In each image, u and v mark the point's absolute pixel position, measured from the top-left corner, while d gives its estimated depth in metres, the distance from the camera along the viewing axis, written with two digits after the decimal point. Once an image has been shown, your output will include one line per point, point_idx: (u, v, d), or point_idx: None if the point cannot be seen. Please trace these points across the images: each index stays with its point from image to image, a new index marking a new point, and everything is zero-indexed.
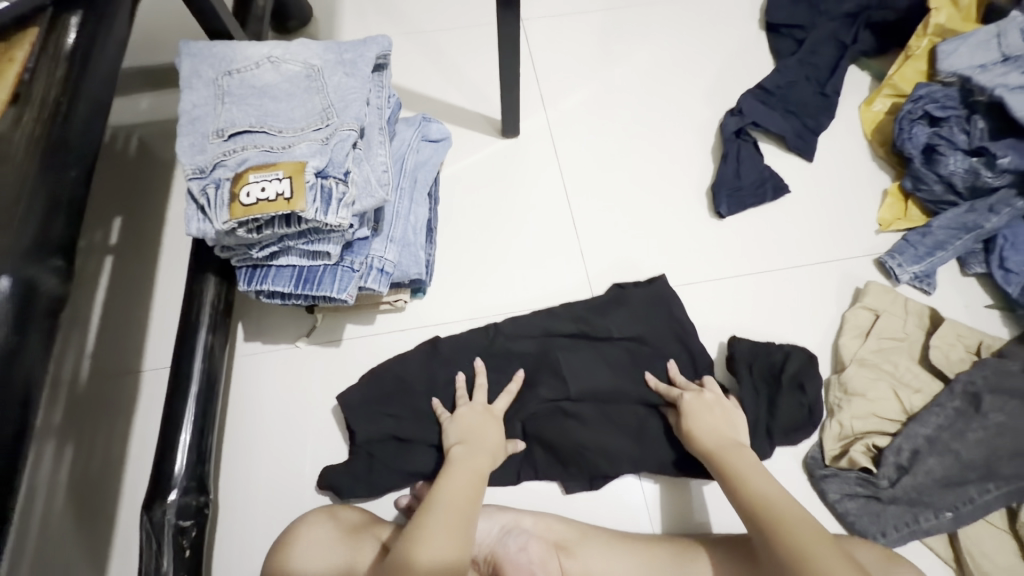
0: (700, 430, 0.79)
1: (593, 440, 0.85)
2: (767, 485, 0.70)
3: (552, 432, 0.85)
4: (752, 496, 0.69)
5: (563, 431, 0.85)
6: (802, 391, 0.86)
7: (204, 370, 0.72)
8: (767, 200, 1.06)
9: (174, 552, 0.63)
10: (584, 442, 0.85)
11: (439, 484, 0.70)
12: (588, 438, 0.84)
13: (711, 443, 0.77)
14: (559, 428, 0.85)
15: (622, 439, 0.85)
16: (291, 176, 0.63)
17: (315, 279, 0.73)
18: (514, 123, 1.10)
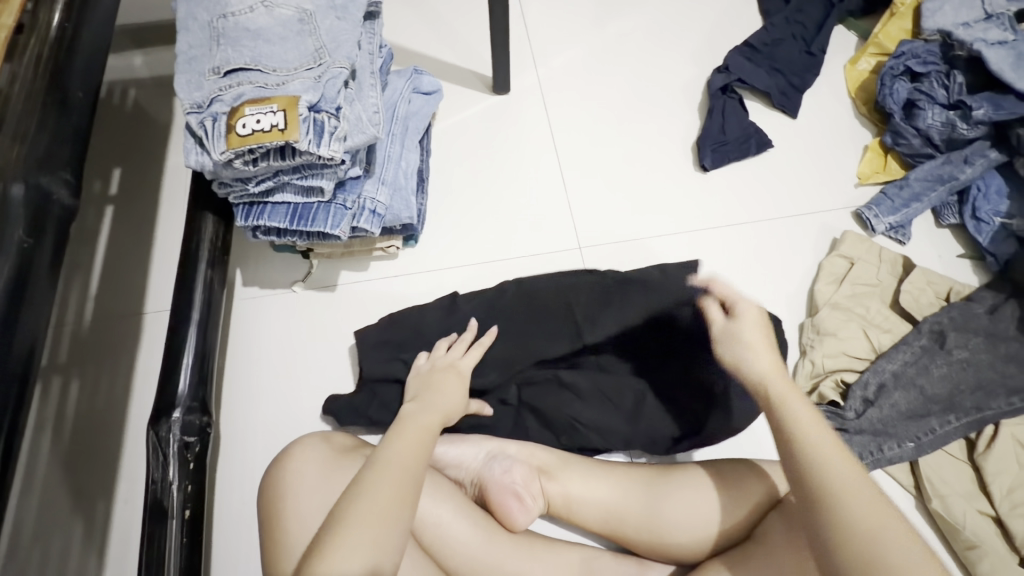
0: (751, 362, 0.67)
1: (587, 415, 0.84)
2: (823, 440, 0.59)
3: (545, 402, 0.85)
4: (806, 449, 0.58)
5: (559, 404, 0.85)
6: None
7: (204, 301, 0.76)
8: (750, 154, 1.09)
9: (179, 464, 0.67)
10: (576, 415, 0.84)
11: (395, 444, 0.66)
12: (581, 413, 0.84)
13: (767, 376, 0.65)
14: (554, 400, 0.85)
15: (616, 415, 0.85)
16: (285, 109, 0.66)
17: (310, 215, 0.76)
18: (505, 79, 1.12)
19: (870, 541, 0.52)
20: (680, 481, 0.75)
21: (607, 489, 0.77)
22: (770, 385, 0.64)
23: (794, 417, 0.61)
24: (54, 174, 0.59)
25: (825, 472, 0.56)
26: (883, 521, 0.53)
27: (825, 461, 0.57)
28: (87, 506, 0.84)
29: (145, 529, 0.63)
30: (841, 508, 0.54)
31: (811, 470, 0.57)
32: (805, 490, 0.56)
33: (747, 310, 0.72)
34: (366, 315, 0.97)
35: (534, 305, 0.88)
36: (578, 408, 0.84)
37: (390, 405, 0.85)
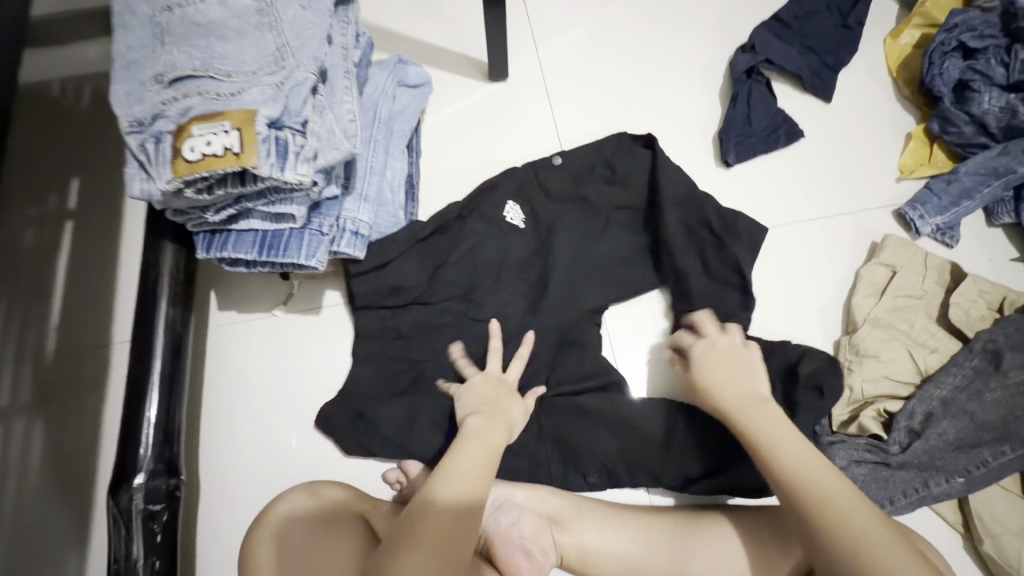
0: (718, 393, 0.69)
1: (613, 444, 0.76)
2: (806, 458, 0.61)
3: (569, 434, 0.76)
4: (788, 468, 0.60)
5: (585, 433, 0.76)
6: (819, 395, 0.75)
7: (169, 345, 0.67)
8: (779, 147, 0.97)
9: (145, 537, 0.60)
10: (602, 448, 0.76)
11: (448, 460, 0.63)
12: (605, 443, 0.76)
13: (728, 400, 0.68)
14: (576, 430, 0.76)
15: (646, 447, 0.75)
16: (240, 127, 0.55)
17: (281, 244, 0.66)
18: (502, 65, 1.00)
19: (876, 549, 0.53)
20: (706, 535, 0.68)
21: (626, 541, 0.70)
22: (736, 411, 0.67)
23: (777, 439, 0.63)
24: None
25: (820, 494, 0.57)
26: (860, 520, 0.55)
27: (818, 484, 0.58)
28: (62, 560, 0.78)
29: None
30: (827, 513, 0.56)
31: (796, 487, 0.58)
32: (795, 502, 0.58)
33: (703, 349, 0.75)
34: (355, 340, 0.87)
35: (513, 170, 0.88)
36: (605, 439, 0.76)
37: (382, 446, 0.77)
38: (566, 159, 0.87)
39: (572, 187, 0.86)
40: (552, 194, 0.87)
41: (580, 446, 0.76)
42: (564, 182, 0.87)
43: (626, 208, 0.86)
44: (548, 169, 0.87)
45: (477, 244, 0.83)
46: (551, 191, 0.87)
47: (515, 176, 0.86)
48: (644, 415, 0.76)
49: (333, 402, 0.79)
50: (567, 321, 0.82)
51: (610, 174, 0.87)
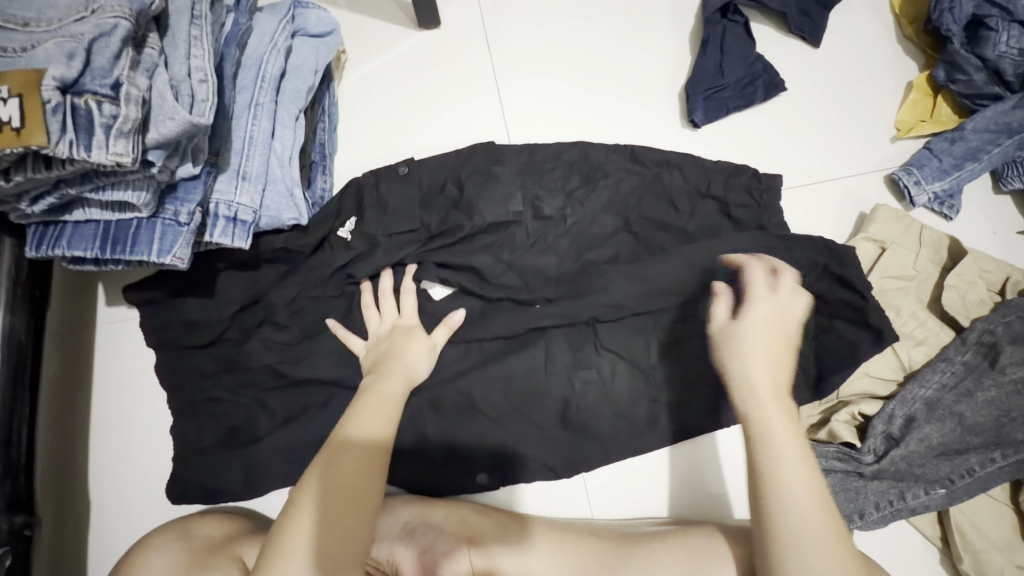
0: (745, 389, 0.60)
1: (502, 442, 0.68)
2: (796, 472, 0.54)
3: (452, 437, 0.68)
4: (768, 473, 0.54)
5: (467, 432, 0.68)
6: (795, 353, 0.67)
7: (8, 358, 0.56)
8: (756, 102, 0.82)
9: None
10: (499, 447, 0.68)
11: (348, 418, 0.60)
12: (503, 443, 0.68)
13: (756, 380, 0.59)
14: (462, 434, 0.68)
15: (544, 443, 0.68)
16: (20, 93, 0.42)
17: (127, 238, 0.54)
18: (431, 9, 0.84)
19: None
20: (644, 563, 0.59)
21: (553, 567, 0.61)
22: (756, 394, 0.59)
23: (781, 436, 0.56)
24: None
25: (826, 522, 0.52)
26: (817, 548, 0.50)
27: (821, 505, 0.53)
28: None
29: None
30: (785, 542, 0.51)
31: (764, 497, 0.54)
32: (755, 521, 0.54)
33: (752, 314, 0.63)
34: None
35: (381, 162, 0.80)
36: (482, 425, 0.68)
37: (282, 462, 0.67)
38: (411, 171, 0.74)
39: (414, 205, 0.73)
40: (386, 212, 0.72)
41: (464, 444, 0.68)
42: (401, 197, 0.72)
43: (564, 172, 0.73)
44: (392, 179, 0.74)
45: (379, 234, 0.72)
46: (388, 205, 0.72)
47: (352, 188, 0.74)
48: (543, 407, 0.68)
49: (229, 412, 0.69)
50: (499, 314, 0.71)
51: (458, 196, 0.72)
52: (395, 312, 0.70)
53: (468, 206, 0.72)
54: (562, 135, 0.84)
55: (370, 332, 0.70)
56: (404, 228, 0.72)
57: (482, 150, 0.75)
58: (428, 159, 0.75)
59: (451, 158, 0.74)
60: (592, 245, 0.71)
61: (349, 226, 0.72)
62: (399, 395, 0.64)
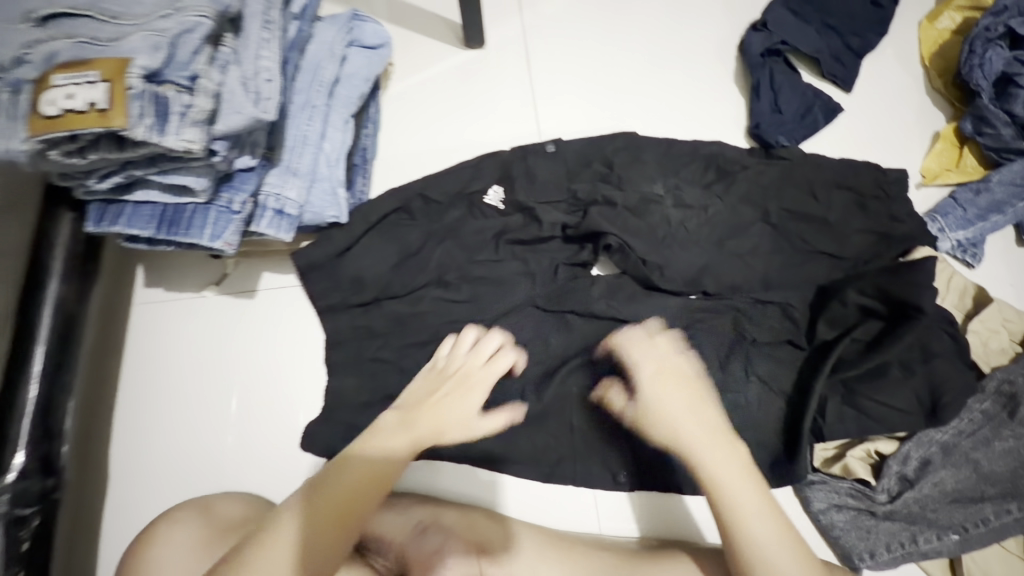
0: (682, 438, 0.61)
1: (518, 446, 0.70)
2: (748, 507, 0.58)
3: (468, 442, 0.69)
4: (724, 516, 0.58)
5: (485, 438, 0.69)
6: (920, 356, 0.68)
7: (55, 324, 0.59)
8: (820, 128, 0.86)
9: (8, 545, 0.53)
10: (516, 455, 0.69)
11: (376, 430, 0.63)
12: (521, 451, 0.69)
13: (672, 429, 0.62)
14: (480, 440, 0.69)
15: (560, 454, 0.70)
16: (108, 78, 0.45)
17: (182, 221, 0.58)
18: (478, 30, 0.89)
19: None
20: None
21: None
22: (676, 436, 0.62)
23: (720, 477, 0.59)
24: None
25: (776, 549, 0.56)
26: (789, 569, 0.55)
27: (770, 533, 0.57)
28: None
29: None
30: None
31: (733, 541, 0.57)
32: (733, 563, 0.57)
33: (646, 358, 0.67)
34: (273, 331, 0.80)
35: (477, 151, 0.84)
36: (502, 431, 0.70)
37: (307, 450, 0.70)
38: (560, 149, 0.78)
39: (452, 213, 0.76)
40: (537, 181, 0.76)
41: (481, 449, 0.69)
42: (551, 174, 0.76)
43: (702, 166, 0.77)
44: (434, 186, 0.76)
45: (462, 219, 0.75)
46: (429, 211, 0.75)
47: (500, 157, 0.77)
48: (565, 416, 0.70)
49: None
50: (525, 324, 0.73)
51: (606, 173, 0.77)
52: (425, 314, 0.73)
53: (619, 180, 0.76)
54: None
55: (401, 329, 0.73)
56: (554, 199, 0.76)
57: (625, 137, 0.79)
58: (577, 140, 0.79)
59: (589, 146, 0.78)
60: (644, 256, 0.74)
61: (498, 194, 0.76)
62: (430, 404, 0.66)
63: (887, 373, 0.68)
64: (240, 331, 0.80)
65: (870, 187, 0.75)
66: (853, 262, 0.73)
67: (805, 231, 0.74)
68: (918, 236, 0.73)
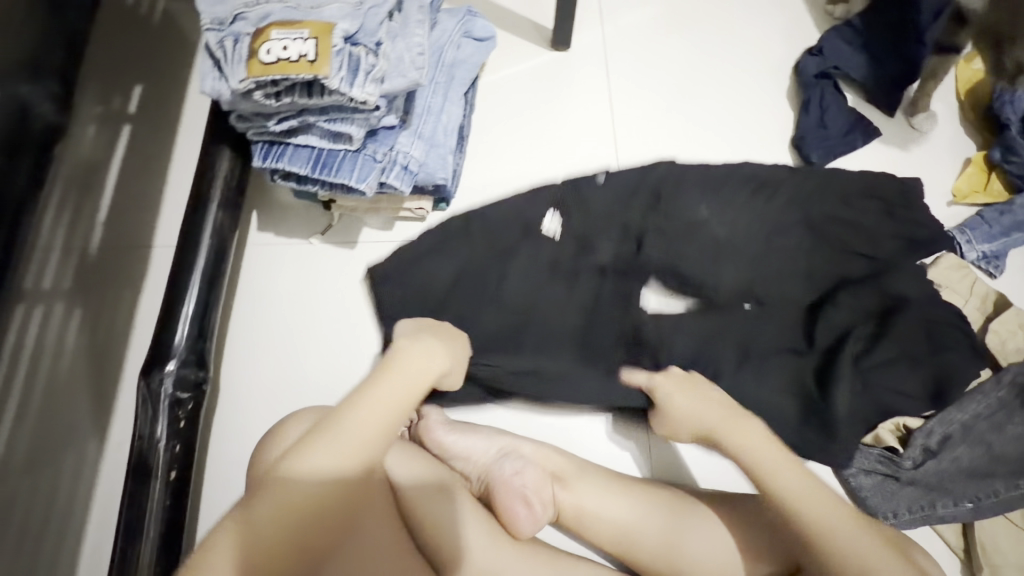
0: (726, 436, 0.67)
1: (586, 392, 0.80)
2: (804, 493, 0.61)
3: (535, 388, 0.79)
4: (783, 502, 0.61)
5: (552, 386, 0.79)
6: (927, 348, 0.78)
7: (213, 244, 0.70)
8: (858, 146, 0.96)
9: (169, 421, 0.62)
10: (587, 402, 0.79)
11: (346, 408, 0.60)
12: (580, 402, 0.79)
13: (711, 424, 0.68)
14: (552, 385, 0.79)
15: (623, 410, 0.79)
16: (316, 37, 0.56)
17: (334, 164, 0.68)
18: (566, 32, 1.00)
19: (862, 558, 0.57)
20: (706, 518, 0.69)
21: (627, 508, 0.70)
22: (717, 436, 0.68)
23: (771, 465, 0.63)
24: (36, 83, 0.59)
25: (834, 537, 0.58)
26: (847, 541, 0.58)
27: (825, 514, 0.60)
28: (81, 445, 0.80)
29: (127, 485, 0.59)
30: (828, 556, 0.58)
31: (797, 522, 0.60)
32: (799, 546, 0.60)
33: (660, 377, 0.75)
34: (366, 279, 0.89)
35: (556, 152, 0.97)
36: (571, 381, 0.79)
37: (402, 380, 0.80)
38: None
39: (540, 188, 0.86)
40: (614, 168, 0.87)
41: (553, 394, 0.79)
42: None
43: (758, 168, 0.88)
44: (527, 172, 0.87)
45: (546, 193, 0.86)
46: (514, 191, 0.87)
47: None
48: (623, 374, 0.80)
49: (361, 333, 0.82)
50: (599, 289, 0.83)
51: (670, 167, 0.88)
52: (512, 273, 0.83)
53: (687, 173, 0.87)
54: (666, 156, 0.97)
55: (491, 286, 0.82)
56: (626, 186, 0.87)
57: None
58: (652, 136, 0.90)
59: None
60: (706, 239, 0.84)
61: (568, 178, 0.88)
62: (393, 393, 0.61)
63: (905, 362, 0.77)
64: (340, 276, 0.89)
65: (893, 196, 0.86)
66: (886, 261, 0.83)
67: (844, 232, 0.84)
68: (937, 241, 0.84)
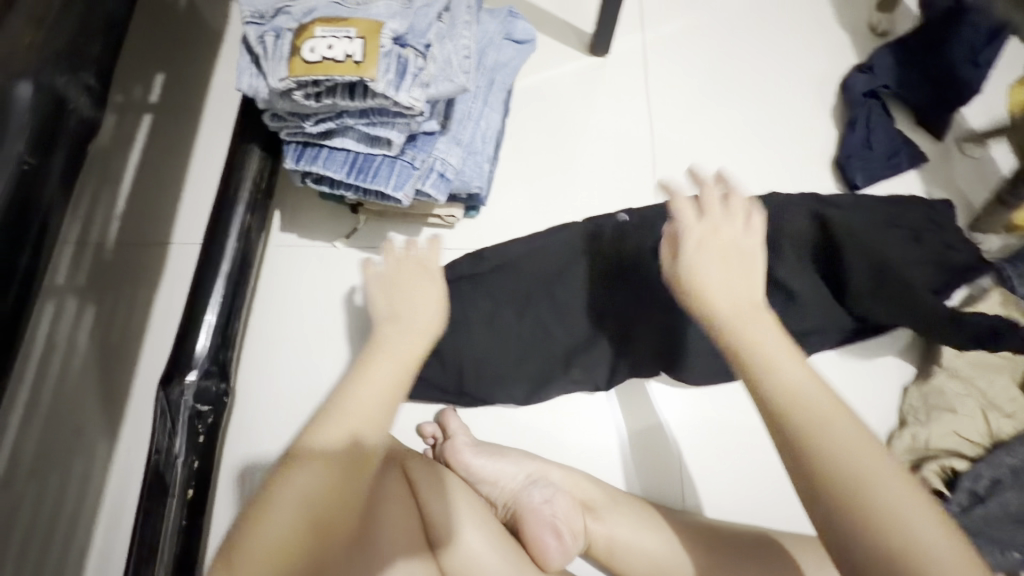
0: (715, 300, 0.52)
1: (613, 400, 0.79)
2: (853, 440, 0.45)
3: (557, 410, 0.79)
4: (815, 434, 0.45)
5: None
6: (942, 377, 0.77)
7: (238, 249, 0.66)
8: (902, 170, 0.92)
9: (188, 435, 0.59)
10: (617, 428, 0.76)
11: (361, 373, 0.58)
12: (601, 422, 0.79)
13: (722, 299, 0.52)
14: None
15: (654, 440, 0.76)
16: (364, 36, 0.53)
17: (370, 170, 0.64)
18: (607, 38, 0.96)
19: (915, 540, 0.41)
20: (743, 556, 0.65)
21: (659, 543, 0.67)
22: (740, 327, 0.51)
23: (788, 376, 0.48)
24: (74, 74, 0.55)
25: (833, 446, 0.44)
26: (903, 510, 0.42)
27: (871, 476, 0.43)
28: (91, 448, 0.77)
29: (142, 503, 0.56)
30: (870, 506, 0.42)
31: (818, 452, 0.44)
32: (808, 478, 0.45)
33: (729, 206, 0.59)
34: None
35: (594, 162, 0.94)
36: None
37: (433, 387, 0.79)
38: None
39: None
40: None
41: None
42: None
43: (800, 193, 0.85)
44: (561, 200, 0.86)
45: None
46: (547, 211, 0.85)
47: None
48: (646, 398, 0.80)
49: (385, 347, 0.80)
50: (635, 309, 0.80)
51: None
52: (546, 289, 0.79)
53: None
54: (705, 171, 0.93)
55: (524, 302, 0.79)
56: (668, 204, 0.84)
57: None
58: None
59: None
60: None
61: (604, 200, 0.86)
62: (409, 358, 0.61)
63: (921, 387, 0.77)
64: (365, 283, 0.85)
65: (920, 222, 0.83)
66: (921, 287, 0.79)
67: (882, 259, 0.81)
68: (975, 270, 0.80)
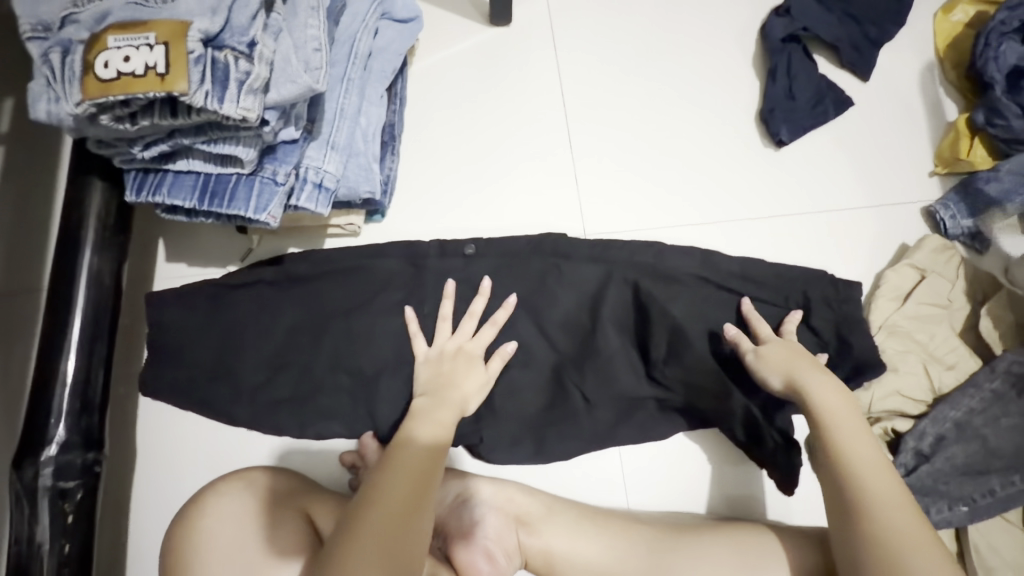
0: (821, 408, 0.61)
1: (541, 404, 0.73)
2: (889, 495, 0.56)
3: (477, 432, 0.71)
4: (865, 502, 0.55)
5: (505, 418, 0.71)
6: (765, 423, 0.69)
7: (91, 297, 0.58)
8: (828, 118, 0.87)
9: (53, 518, 0.53)
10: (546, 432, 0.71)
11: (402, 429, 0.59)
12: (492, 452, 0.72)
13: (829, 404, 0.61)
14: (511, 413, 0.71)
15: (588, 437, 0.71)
16: (166, 42, 0.45)
17: (224, 192, 0.56)
18: (505, 6, 0.87)
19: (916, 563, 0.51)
20: (687, 550, 0.62)
21: (600, 549, 0.64)
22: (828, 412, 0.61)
23: (852, 444, 0.59)
24: None
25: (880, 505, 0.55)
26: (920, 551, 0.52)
27: (874, 488, 0.56)
28: None
29: None
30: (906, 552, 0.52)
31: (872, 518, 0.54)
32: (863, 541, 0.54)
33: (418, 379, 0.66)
34: None
35: (506, 146, 0.86)
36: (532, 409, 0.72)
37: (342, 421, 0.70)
38: None
39: None
40: None
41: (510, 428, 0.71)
42: None
43: None
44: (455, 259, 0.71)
45: None
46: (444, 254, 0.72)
47: None
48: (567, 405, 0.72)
49: None
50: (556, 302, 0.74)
51: None
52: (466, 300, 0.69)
53: None
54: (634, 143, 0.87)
55: (442, 339, 0.68)
56: None
57: None
58: None
59: None
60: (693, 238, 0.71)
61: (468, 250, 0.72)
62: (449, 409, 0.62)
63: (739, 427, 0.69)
64: None
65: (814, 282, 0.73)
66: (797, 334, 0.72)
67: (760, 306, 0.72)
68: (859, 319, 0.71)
